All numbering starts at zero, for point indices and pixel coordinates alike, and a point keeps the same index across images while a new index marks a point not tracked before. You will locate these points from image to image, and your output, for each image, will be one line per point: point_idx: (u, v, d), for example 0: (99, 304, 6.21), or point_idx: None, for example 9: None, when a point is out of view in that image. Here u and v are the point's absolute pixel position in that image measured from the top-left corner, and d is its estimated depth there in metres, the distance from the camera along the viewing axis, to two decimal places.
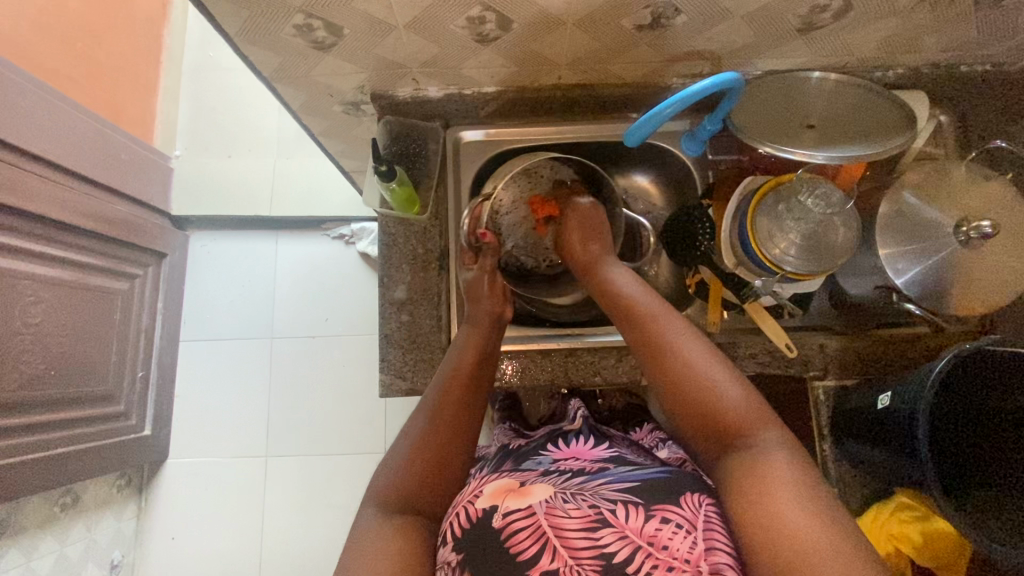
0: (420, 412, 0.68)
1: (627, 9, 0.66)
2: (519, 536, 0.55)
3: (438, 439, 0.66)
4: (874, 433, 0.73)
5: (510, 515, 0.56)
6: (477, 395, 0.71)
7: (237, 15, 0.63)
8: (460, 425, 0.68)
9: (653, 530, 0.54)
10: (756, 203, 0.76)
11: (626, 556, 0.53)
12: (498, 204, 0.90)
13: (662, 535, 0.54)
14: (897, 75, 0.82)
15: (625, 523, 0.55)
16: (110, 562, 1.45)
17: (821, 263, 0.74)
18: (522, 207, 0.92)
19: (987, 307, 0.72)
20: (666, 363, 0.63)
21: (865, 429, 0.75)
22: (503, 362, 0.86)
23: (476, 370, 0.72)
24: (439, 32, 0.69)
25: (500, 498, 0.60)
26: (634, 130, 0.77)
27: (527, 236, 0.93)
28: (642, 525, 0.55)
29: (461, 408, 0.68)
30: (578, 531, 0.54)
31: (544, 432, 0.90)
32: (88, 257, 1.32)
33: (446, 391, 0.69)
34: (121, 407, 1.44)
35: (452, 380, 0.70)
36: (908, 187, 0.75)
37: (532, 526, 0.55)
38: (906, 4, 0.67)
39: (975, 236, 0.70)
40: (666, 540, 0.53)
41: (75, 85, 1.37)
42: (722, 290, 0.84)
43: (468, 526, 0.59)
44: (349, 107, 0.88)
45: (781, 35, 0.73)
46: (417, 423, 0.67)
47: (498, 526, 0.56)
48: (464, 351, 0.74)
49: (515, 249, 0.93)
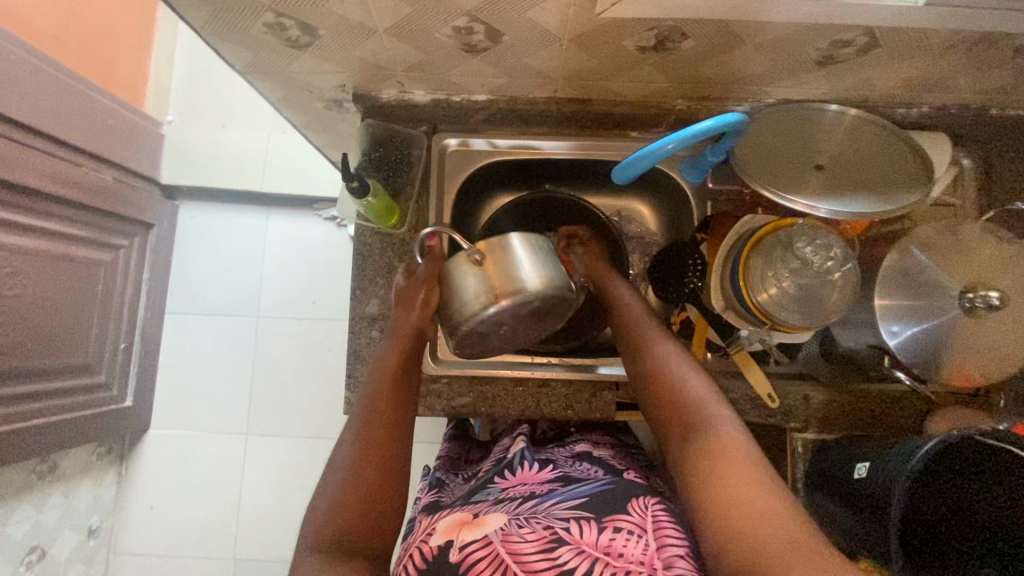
0: (354, 411, 0.66)
1: (630, 30, 0.60)
2: (478, 567, 0.52)
3: (376, 442, 0.63)
4: (852, 510, 0.67)
5: (467, 548, 0.54)
6: (406, 392, 0.68)
7: (201, 9, 0.59)
8: (397, 446, 0.63)
9: (606, 540, 0.54)
10: (755, 243, 0.71)
11: (584, 569, 0.52)
12: (490, 332, 0.63)
13: (616, 544, 0.54)
14: (920, 114, 0.76)
15: (580, 538, 0.54)
16: (88, 527, 1.48)
17: (813, 315, 0.69)
18: (515, 322, 0.63)
19: (984, 376, 0.69)
20: (722, 480, 0.54)
21: (843, 501, 0.69)
22: (439, 382, 0.81)
23: (403, 365, 0.69)
24: (422, 39, 0.64)
25: (455, 532, 0.57)
26: (626, 165, 0.67)
27: (520, 325, 0.64)
28: (596, 538, 0.54)
29: (396, 406, 0.65)
30: (536, 553, 0.52)
31: (490, 466, 0.80)
32: (70, 227, 1.29)
33: (377, 397, 0.66)
34: (101, 378, 1.43)
35: (380, 387, 0.67)
36: (916, 241, 0.70)
37: (491, 557, 0.53)
38: (938, 45, 0.61)
39: (981, 305, 0.65)
40: (621, 548, 0.53)
41: (59, 45, 1.30)
42: (708, 330, 0.79)
43: (424, 566, 0.56)
44: (331, 104, 0.82)
45: (798, 66, 0.67)
46: (350, 438, 0.63)
47: (456, 561, 0.54)
48: (390, 352, 0.70)
49: (506, 334, 0.65)
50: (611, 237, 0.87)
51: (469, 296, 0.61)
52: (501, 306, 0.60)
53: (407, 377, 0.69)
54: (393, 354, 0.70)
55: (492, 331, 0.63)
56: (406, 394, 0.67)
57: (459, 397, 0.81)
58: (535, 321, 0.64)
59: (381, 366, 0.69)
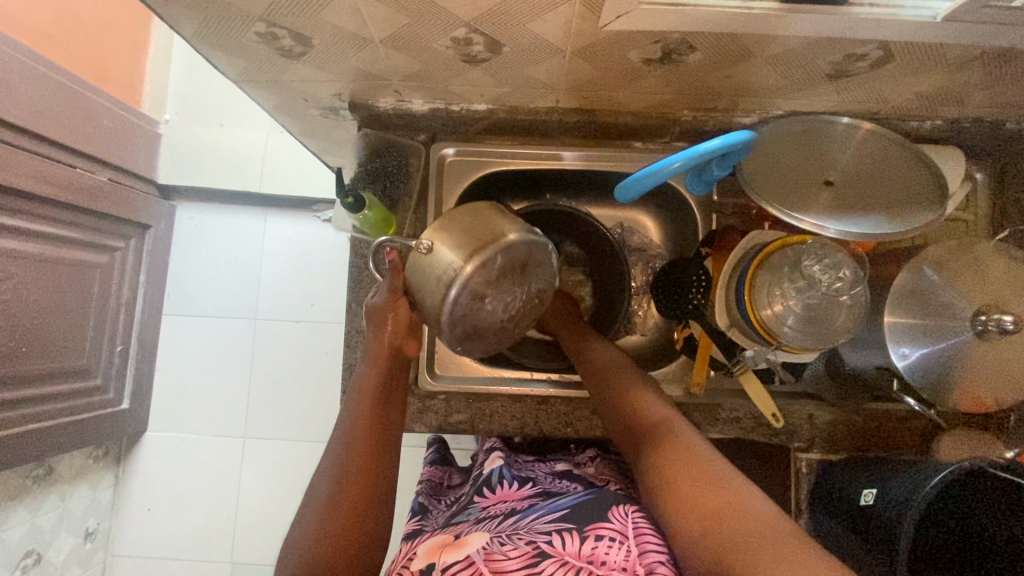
0: (331, 446, 0.63)
1: (634, 43, 0.58)
2: None
3: (353, 468, 0.60)
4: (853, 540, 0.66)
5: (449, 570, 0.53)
6: (387, 417, 0.66)
7: (192, 19, 0.57)
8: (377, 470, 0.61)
9: (589, 550, 0.54)
10: (760, 261, 0.69)
11: None
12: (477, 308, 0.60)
13: (598, 552, 0.54)
14: (933, 127, 0.74)
15: (563, 550, 0.54)
16: (85, 530, 1.47)
17: (822, 336, 0.67)
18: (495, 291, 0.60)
19: (996, 400, 0.67)
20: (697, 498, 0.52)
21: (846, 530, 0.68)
22: (436, 398, 0.80)
23: (382, 390, 0.68)
24: (420, 49, 0.62)
25: (436, 555, 0.56)
26: (630, 184, 0.64)
27: (504, 295, 0.61)
28: (579, 548, 0.54)
29: (373, 429, 0.64)
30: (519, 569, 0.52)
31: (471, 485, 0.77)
32: (65, 230, 1.27)
33: (357, 423, 0.64)
34: (98, 382, 1.42)
35: (358, 413, 0.65)
36: (929, 261, 0.68)
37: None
38: (955, 60, 0.58)
39: (994, 329, 0.62)
40: (603, 556, 0.53)
41: (52, 44, 1.28)
42: (711, 347, 0.78)
43: None
44: (327, 112, 0.80)
45: (809, 79, 0.64)
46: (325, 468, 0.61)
47: None
48: (364, 382, 0.68)
49: (497, 307, 0.62)
50: (618, 256, 0.86)
51: (428, 290, 0.60)
52: (462, 277, 0.58)
53: (384, 402, 0.67)
54: (368, 381, 0.68)
55: (478, 306, 0.60)
56: (385, 419, 0.66)
57: (456, 414, 0.79)
58: (516, 282, 0.61)
59: (356, 392, 0.67)
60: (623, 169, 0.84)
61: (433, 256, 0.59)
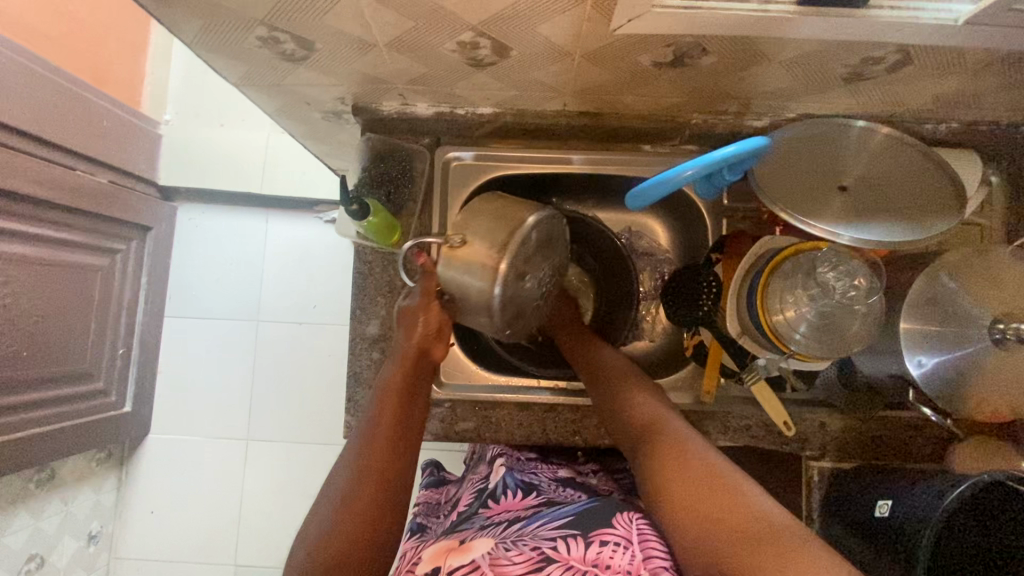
0: (349, 448, 0.62)
1: (645, 46, 0.56)
2: None
3: (373, 466, 0.59)
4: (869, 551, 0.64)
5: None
6: (411, 415, 0.66)
7: (192, 23, 0.55)
8: (397, 471, 0.60)
9: (594, 554, 0.52)
10: (773, 267, 0.68)
11: None
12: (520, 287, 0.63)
13: (603, 556, 0.52)
14: (948, 131, 0.73)
15: (568, 555, 0.52)
16: (88, 533, 1.47)
17: (833, 344, 0.66)
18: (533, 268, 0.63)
19: (1014, 410, 0.66)
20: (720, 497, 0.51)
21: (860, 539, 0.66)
22: (442, 406, 0.79)
23: (406, 389, 0.67)
24: (425, 52, 0.60)
25: (441, 559, 0.55)
26: (639, 193, 0.64)
27: (536, 274, 0.65)
28: (583, 553, 0.52)
29: (397, 428, 0.63)
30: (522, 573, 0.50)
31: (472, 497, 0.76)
32: (65, 233, 1.25)
33: (380, 420, 0.63)
34: (100, 385, 1.40)
35: (383, 411, 0.64)
36: (946, 268, 0.67)
37: None
38: (976, 63, 0.57)
39: (1012, 338, 0.61)
40: (608, 559, 0.51)
41: (50, 45, 1.26)
42: (722, 355, 0.77)
43: None
44: (330, 116, 0.79)
45: (824, 82, 0.63)
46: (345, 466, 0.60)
47: None
48: (392, 379, 0.68)
49: (537, 284, 0.65)
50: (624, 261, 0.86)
51: (472, 282, 0.61)
52: (507, 259, 0.59)
53: (410, 404, 0.66)
54: (381, 390, 0.67)
55: (523, 284, 0.63)
56: (410, 417, 0.65)
57: (463, 422, 0.78)
58: (545, 257, 0.65)
59: (383, 387, 0.67)
60: (632, 172, 0.82)
61: (467, 246, 0.61)
